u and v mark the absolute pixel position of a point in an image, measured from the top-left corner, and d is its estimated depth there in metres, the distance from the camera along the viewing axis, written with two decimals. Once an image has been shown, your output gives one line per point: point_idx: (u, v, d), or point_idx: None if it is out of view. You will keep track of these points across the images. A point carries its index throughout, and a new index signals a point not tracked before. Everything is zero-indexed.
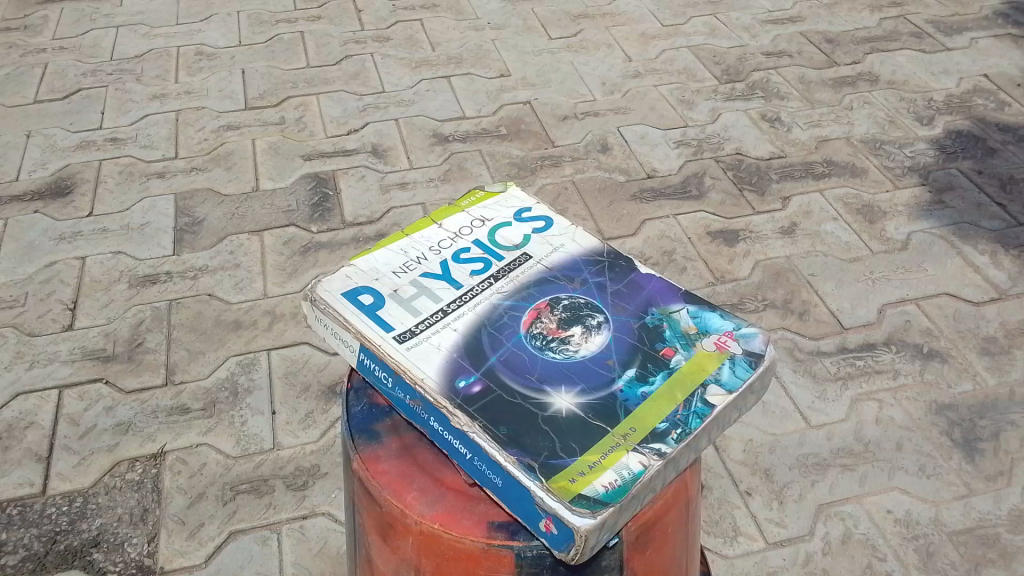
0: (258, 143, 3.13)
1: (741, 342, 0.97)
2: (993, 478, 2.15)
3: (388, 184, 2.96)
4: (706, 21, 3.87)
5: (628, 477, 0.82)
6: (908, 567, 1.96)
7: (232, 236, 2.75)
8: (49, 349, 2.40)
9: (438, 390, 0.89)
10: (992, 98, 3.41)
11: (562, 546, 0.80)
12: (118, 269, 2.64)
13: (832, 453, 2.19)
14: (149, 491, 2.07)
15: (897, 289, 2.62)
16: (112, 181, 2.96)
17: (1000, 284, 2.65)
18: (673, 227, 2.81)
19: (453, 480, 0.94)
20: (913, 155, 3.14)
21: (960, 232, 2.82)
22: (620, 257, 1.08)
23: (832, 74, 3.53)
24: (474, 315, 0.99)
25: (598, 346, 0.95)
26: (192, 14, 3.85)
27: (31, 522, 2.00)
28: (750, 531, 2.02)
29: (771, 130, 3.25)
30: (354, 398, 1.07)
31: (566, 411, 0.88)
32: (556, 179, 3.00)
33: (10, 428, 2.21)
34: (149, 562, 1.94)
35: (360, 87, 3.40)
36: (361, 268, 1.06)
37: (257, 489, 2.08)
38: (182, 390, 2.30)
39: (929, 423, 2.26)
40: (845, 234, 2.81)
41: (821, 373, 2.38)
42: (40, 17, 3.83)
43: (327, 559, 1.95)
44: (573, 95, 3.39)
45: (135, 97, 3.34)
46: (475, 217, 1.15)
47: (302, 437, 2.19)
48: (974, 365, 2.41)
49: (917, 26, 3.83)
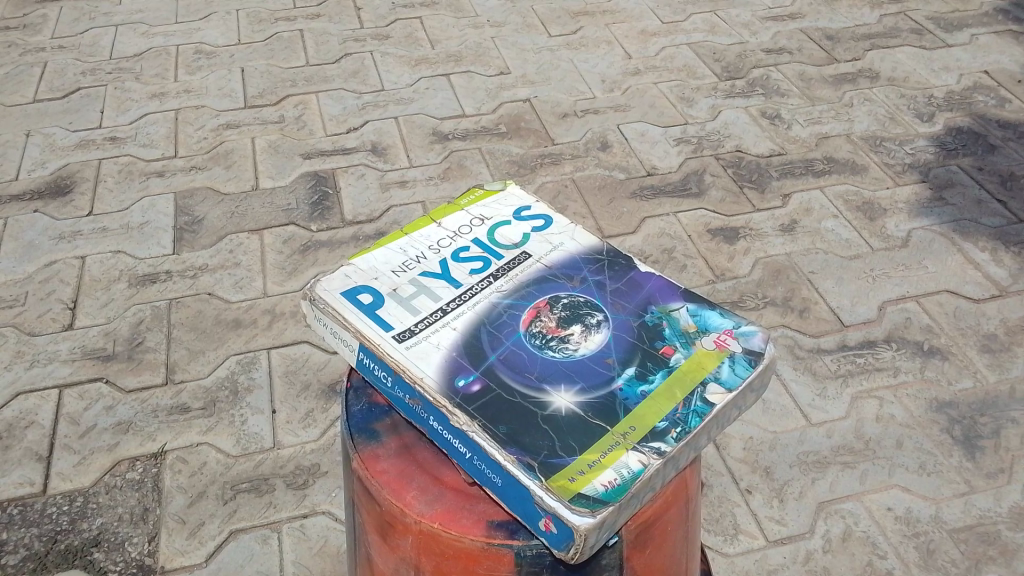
0: (258, 141, 3.13)
1: (741, 341, 0.96)
2: (994, 476, 2.14)
3: (387, 182, 2.96)
4: (706, 18, 3.86)
5: (627, 476, 0.82)
6: (909, 565, 1.96)
7: (232, 235, 2.75)
8: (48, 349, 2.40)
9: (437, 389, 0.89)
10: (993, 95, 3.41)
11: (562, 545, 0.80)
12: (118, 268, 2.64)
13: (833, 451, 2.19)
14: (149, 491, 2.07)
15: (898, 286, 2.62)
16: (112, 180, 2.96)
17: (1000, 281, 2.65)
18: (672, 224, 2.81)
19: (452, 479, 0.94)
20: (913, 152, 3.14)
21: (960, 229, 2.82)
22: (620, 256, 1.08)
23: (832, 72, 3.52)
24: (473, 314, 0.99)
25: (597, 345, 0.95)
26: (191, 12, 3.85)
27: (32, 521, 2.00)
28: (750, 529, 2.02)
29: (771, 127, 3.24)
30: (354, 397, 1.07)
31: (566, 410, 0.88)
32: (555, 177, 2.99)
33: (10, 428, 2.21)
34: (150, 562, 1.94)
35: (359, 85, 3.40)
36: (360, 267, 1.05)
37: (257, 488, 2.08)
38: (182, 389, 2.30)
39: (929, 420, 2.26)
40: (845, 231, 2.81)
41: (822, 370, 2.38)
42: (39, 16, 3.83)
43: (327, 558, 1.95)
44: (573, 93, 3.39)
45: (134, 96, 3.34)
46: (474, 215, 1.15)
47: (302, 436, 2.19)
48: (975, 363, 2.41)
49: (918, 23, 3.82)
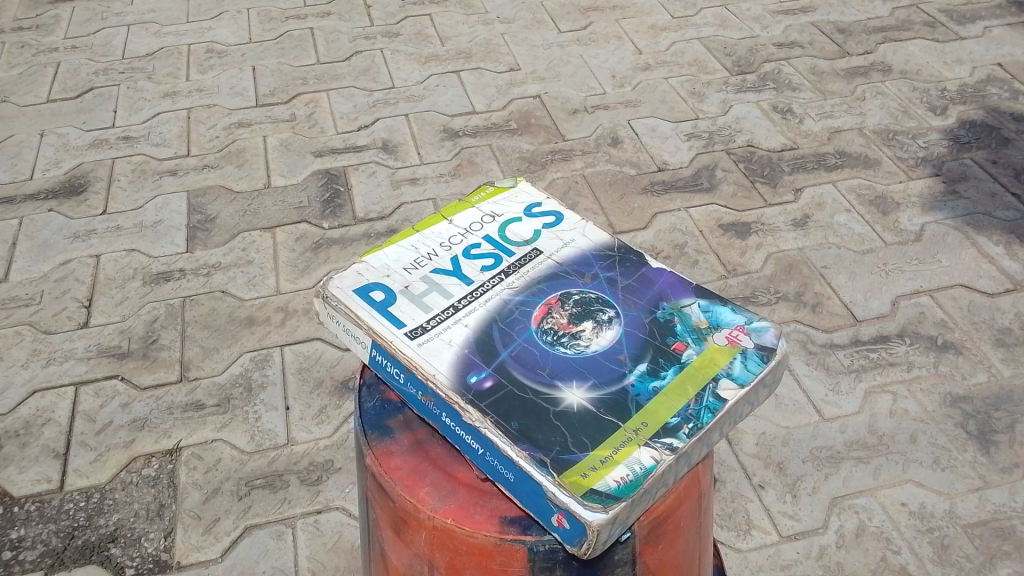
0: (269, 139, 3.15)
1: (753, 336, 0.96)
2: (1009, 470, 2.13)
3: (398, 179, 2.96)
4: (717, 12, 3.85)
5: (639, 471, 0.82)
6: (923, 560, 1.95)
7: (244, 233, 2.77)
8: (65, 347, 2.42)
9: (449, 386, 0.90)
10: (1006, 87, 3.38)
11: (574, 541, 0.81)
12: (132, 266, 2.66)
13: (847, 446, 2.18)
14: (165, 487, 2.09)
15: (911, 280, 2.61)
16: (125, 179, 2.98)
17: (1014, 274, 2.63)
18: (684, 220, 2.80)
19: (465, 476, 0.95)
20: (927, 146, 3.12)
21: (974, 223, 2.80)
22: (631, 251, 1.08)
23: (844, 65, 3.51)
24: (485, 310, 0.99)
25: (609, 341, 0.95)
26: (202, 11, 3.86)
27: (50, 517, 2.03)
28: (763, 525, 2.02)
29: (783, 121, 3.23)
30: (367, 394, 1.08)
31: (577, 406, 0.88)
32: (566, 173, 2.99)
33: (28, 425, 2.23)
34: (166, 557, 1.95)
35: (369, 83, 3.41)
36: (372, 264, 1.06)
37: (271, 485, 2.09)
38: (196, 386, 2.32)
39: (944, 415, 2.26)
40: (858, 225, 2.79)
41: (835, 365, 2.37)
42: (52, 16, 3.86)
43: (341, 554, 1.96)
44: (583, 88, 3.38)
45: (147, 95, 3.36)
46: (485, 212, 1.15)
47: (315, 432, 2.20)
48: (989, 356, 2.40)
49: (930, 16, 3.79)
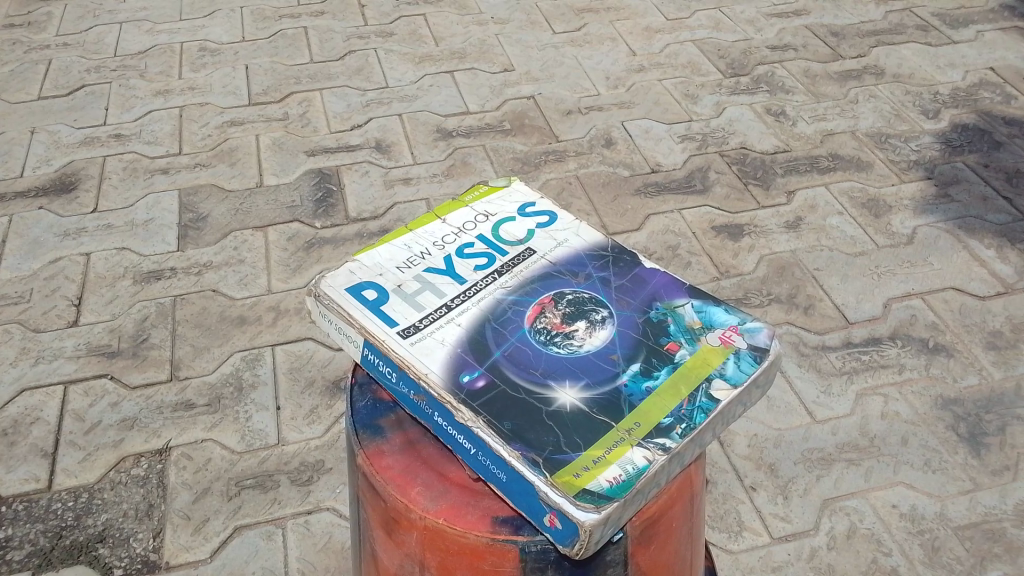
0: (262, 138, 3.13)
1: (746, 337, 0.96)
2: (999, 473, 2.14)
3: (391, 179, 2.96)
4: (711, 15, 3.85)
5: (632, 472, 0.82)
6: (914, 562, 1.96)
7: (237, 232, 2.76)
8: (54, 345, 2.40)
9: (442, 385, 0.89)
10: (998, 91, 3.39)
11: (567, 541, 0.80)
12: (123, 265, 2.64)
13: (838, 448, 2.18)
14: (154, 487, 2.08)
15: (903, 283, 2.61)
16: (117, 177, 2.96)
17: (1006, 277, 2.64)
18: (677, 221, 2.80)
19: (457, 476, 0.94)
20: (919, 149, 3.13)
21: (966, 226, 2.81)
22: (625, 252, 1.07)
23: (838, 68, 3.52)
24: (478, 310, 0.99)
25: (602, 341, 0.95)
26: (195, 10, 3.85)
27: (38, 517, 2.01)
28: (754, 526, 2.02)
29: (776, 124, 3.23)
30: (358, 394, 1.07)
31: (570, 406, 0.88)
32: (560, 174, 2.99)
33: (16, 424, 2.21)
34: (155, 557, 1.94)
35: (363, 82, 3.40)
36: (365, 263, 1.05)
37: (262, 485, 2.08)
38: (187, 385, 2.31)
39: (935, 417, 2.26)
40: (850, 228, 2.80)
41: (826, 367, 2.37)
42: (43, 13, 3.84)
43: (332, 554, 1.94)
44: (576, 89, 3.38)
45: (138, 93, 3.34)
46: (479, 212, 1.15)
47: (307, 432, 2.19)
48: (980, 359, 2.41)
49: (923, 20, 3.81)
